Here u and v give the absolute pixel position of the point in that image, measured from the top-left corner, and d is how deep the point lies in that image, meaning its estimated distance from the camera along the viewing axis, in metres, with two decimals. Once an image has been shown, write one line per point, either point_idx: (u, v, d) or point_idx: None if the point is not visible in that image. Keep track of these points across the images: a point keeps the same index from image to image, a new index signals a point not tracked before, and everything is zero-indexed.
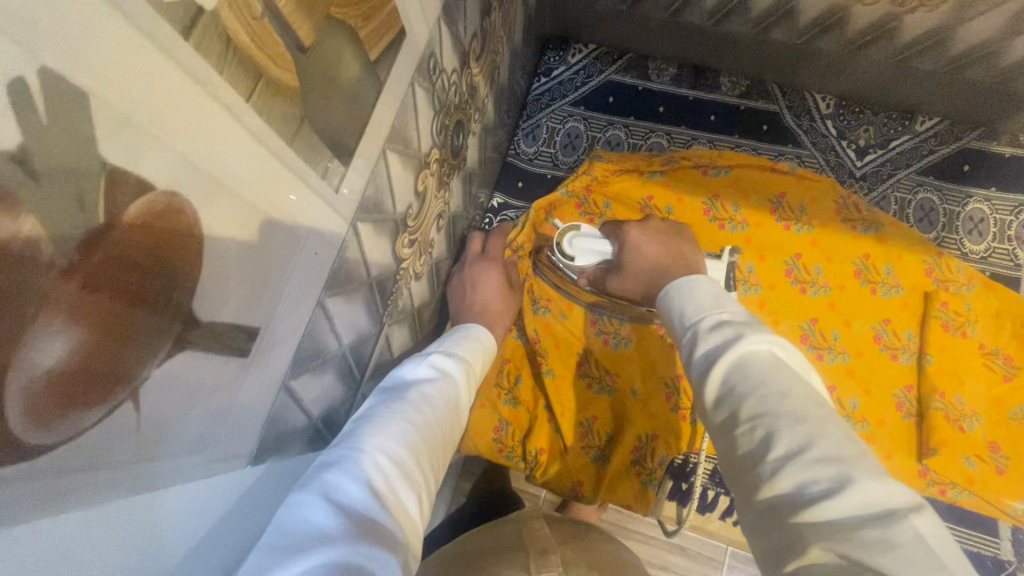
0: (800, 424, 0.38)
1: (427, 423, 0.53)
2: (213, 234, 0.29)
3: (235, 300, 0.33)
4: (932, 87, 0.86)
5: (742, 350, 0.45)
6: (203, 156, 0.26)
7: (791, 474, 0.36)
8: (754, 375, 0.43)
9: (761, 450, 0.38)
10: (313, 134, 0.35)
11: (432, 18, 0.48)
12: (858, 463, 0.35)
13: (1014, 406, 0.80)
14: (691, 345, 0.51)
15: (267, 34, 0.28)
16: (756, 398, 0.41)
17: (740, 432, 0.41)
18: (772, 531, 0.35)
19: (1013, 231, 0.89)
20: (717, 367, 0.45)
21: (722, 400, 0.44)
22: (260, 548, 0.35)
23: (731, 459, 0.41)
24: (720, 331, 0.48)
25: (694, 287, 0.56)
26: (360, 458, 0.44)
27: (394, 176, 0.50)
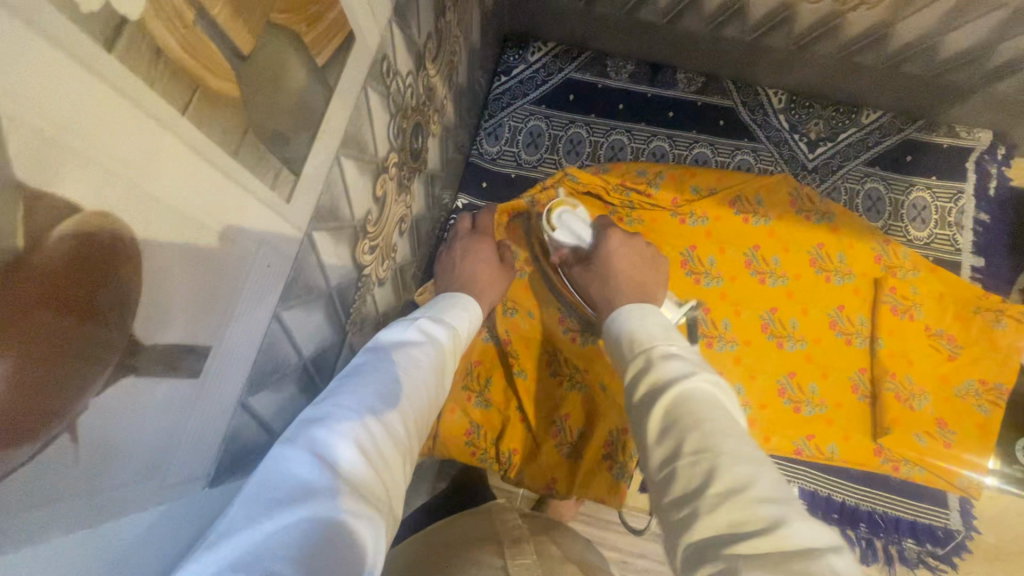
0: (738, 465, 0.42)
1: (412, 385, 0.52)
2: (152, 250, 0.27)
3: (182, 319, 0.31)
4: (875, 81, 0.90)
5: (688, 386, 0.50)
6: (135, 172, 0.25)
7: (727, 512, 0.39)
8: (694, 410, 0.48)
9: (701, 486, 0.42)
10: (260, 144, 0.34)
11: (384, 20, 0.48)
12: (787, 508, 0.39)
13: (958, 384, 0.85)
14: (640, 371, 0.56)
15: (202, 44, 0.27)
16: (699, 432, 0.45)
17: (682, 464, 0.44)
18: (704, 563, 0.37)
19: (952, 217, 0.94)
20: (663, 401, 0.50)
21: (666, 432, 0.48)
22: (243, 501, 0.35)
23: (667, 494, 0.44)
24: (669, 363, 0.54)
25: (642, 320, 0.62)
26: (348, 415, 0.43)
27: (351, 182, 0.49)
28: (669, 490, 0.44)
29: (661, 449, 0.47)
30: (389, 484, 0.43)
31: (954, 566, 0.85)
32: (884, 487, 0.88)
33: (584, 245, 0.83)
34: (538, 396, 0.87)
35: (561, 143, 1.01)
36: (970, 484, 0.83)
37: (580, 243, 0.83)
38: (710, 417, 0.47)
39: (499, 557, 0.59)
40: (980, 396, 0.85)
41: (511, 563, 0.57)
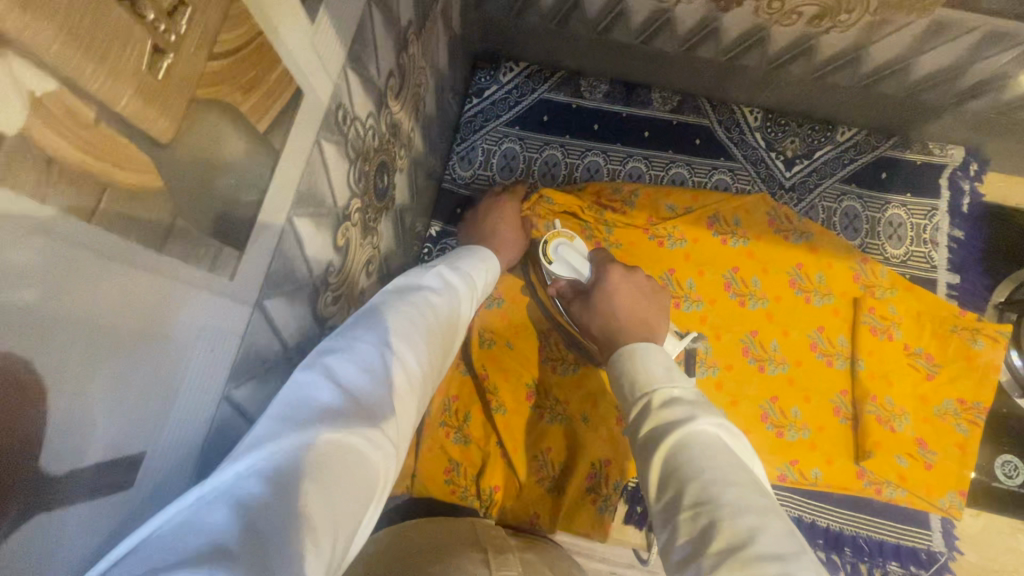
0: (740, 517, 0.40)
1: (435, 327, 0.51)
2: (60, 372, 0.24)
3: (107, 434, 0.28)
4: (849, 101, 0.89)
5: (689, 432, 0.47)
6: (25, 299, 0.22)
7: (729, 572, 0.37)
8: (693, 460, 0.44)
9: (703, 544, 0.40)
10: (192, 229, 0.31)
11: (336, 68, 0.44)
12: (795, 564, 0.37)
13: (938, 403, 0.85)
14: (640, 414, 0.52)
15: (110, 141, 0.24)
16: (698, 485, 0.43)
17: (682, 519, 0.42)
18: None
19: (928, 234, 0.94)
20: (664, 448, 0.47)
21: (666, 483, 0.45)
22: (263, 420, 0.35)
23: (672, 551, 0.42)
24: (668, 406, 0.50)
25: (642, 354, 0.57)
26: (364, 345, 0.42)
27: (307, 240, 0.46)
28: (673, 542, 0.43)
29: (663, 500, 0.45)
30: (407, 419, 0.42)
31: None
32: (870, 510, 0.87)
33: (582, 278, 0.80)
34: (518, 430, 0.85)
35: (536, 166, 0.99)
36: (950, 506, 0.83)
37: (579, 277, 0.80)
38: (713, 464, 0.44)
39: (485, 566, 0.55)
40: (959, 415, 0.85)
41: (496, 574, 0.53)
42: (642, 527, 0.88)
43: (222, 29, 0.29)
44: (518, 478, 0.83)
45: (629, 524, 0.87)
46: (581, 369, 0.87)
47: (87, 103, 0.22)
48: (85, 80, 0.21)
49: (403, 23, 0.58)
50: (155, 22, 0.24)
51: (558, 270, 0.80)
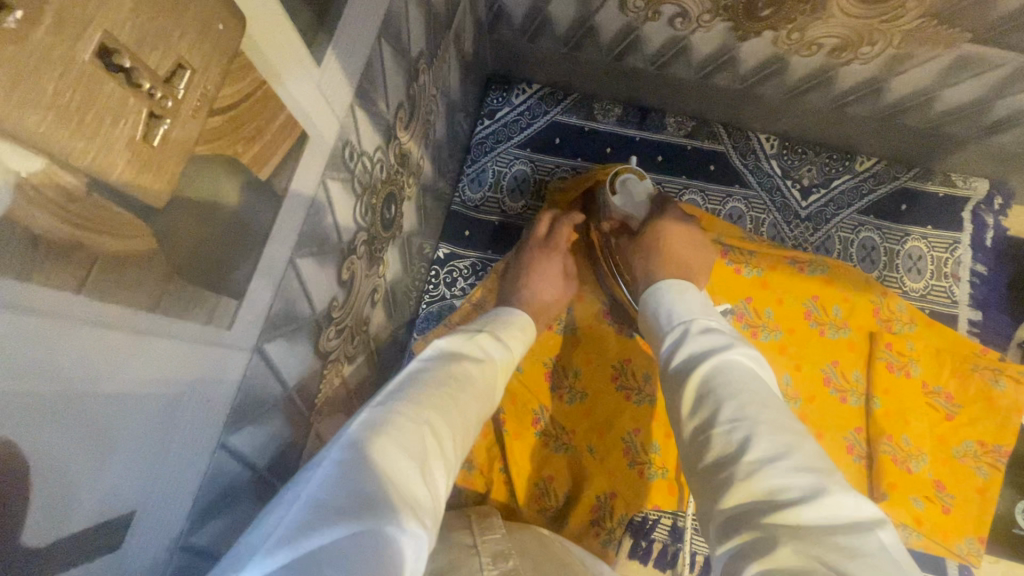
0: (776, 434, 0.41)
1: (468, 402, 0.48)
2: (41, 447, 0.23)
3: (93, 502, 0.27)
4: (870, 132, 0.87)
5: (727, 357, 0.49)
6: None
7: (765, 479, 0.38)
8: (729, 379, 0.46)
9: (737, 454, 0.41)
10: (187, 284, 0.30)
11: (344, 106, 0.44)
12: (828, 478, 0.38)
13: (957, 444, 0.82)
14: (676, 342, 0.55)
15: (99, 211, 0.23)
16: (735, 401, 0.44)
17: (717, 432, 0.43)
18: (740, 529, 0.37)
19: (949, 268, 0.91)
20: (701, 369, 0.49)
21: (702, 399, 0.47)
22: (296, 512, 0.32)
23: (701, 460, 0.44)
24: (705, 333, 0.53)
25: (680, 293, 0.60)
26: (399, 423, 0.40)
27: (310, 279, 0.46)
28: (704, 457, 0.43)
29: (697, 415, 0.46)
30: (444, 501, 0.39)
31: None
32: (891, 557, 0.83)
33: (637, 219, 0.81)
34: (522, 456, 0.80)
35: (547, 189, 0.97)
36: (968, 552, 0.80)
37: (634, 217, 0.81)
38: (745, 387, 0.45)
39: (470, 533, 0.53)
40: (979, 458, 0.81)
41: (480, 540, 0.52)
42: (645, 562, 0.84)
43: (223, 88, 0.28)
44: (519, 506, 0.78)
45: (633, 557, 0.84)
46: (590, 396, 0.85)
47: (73, 176, 0.21)
48: (74, 155, 0.21)
49: (414, 55, 0.58)
50: (150, 90, 0.23)
51: (617, 203, 0.81)
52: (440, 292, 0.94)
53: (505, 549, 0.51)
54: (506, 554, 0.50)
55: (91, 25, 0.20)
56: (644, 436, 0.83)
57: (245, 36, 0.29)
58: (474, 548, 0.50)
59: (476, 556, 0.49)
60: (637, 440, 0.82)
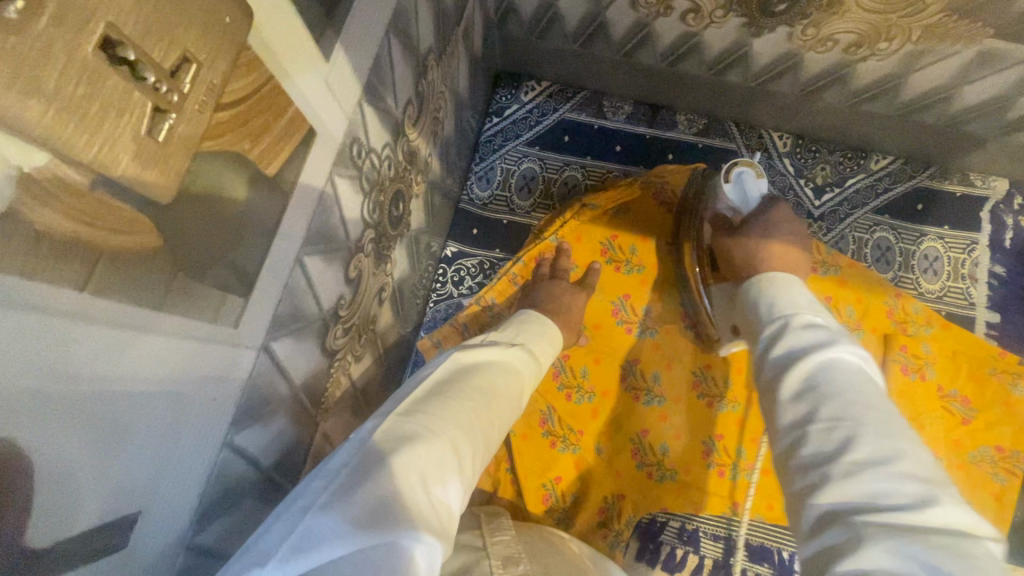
0: (885, 439, 0.38)
1: (492, 409, 0.47)
2: (46, 444, 0.23)
3: (99, 500, 0.27)
4: (886, 129, 0.86)
5: (833, 356, 0.46)
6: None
7: (866, 481, 0.36)
8: (839, 379, 0.44)
9: (840, 451, 0.39)
10: (195, 283, 0.30)
11: (352, 103, 0.43)
12: (939, 488, 0.36)
13: (973, 450, 0.80)
14: (776, 335, 0.51)
15: (105, 207, 0.22)
16: (839, 401, 0.42)
17: (815, 429, 0.41)
18: (834, 525, 0.35)
19: (966, 269, 0.89)
20: (808, 361, 0.46)
21: (805, 395, 0.44)
22: (309, 520, 0.33)
23: (793, 459, 0.41)
24: (812, 329, 0.49)
25: (784, 286, 0.56)
26: (415, 429, 0.39)
27: (317, 277, 0.45)
28: (796, 455, 0.41)
29: (794, 410, 0.44)
30: (463, 511, 0.39)
31: None
32: None
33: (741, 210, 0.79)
34: (531, 457, 0.80)
35: (555, 188, 0.96)
36: None
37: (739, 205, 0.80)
38: (855, 388, 0.43)
39: (478, 534, 0.53)
40: (996, 464, 0.79)
41: (489, 542, 0.51)
42: (652, 564, 0.83)
43: (230, 80, 0.28)
44: (527, 505, 0.77)
45: (640, 559, 0.83)
46: (599, 397, 0.84)
47: (78, 172, 0.21)
48: (78, 149, 0.20)
49: (422, 51, 0.57)
50: (156, 85, 0.22)
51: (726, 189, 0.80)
52: (448, 291, 0.94)
53: (512, 551, 0.50)
54: (514, 557, 0.49)
55: (95, 18, 0.20)
56: (653, 438, 0.82)
57: (255, 31, 0.29)
58: (482, 552, 0.50)
59: (484, 559, 0.48)
60: (646, 441, 0.82)
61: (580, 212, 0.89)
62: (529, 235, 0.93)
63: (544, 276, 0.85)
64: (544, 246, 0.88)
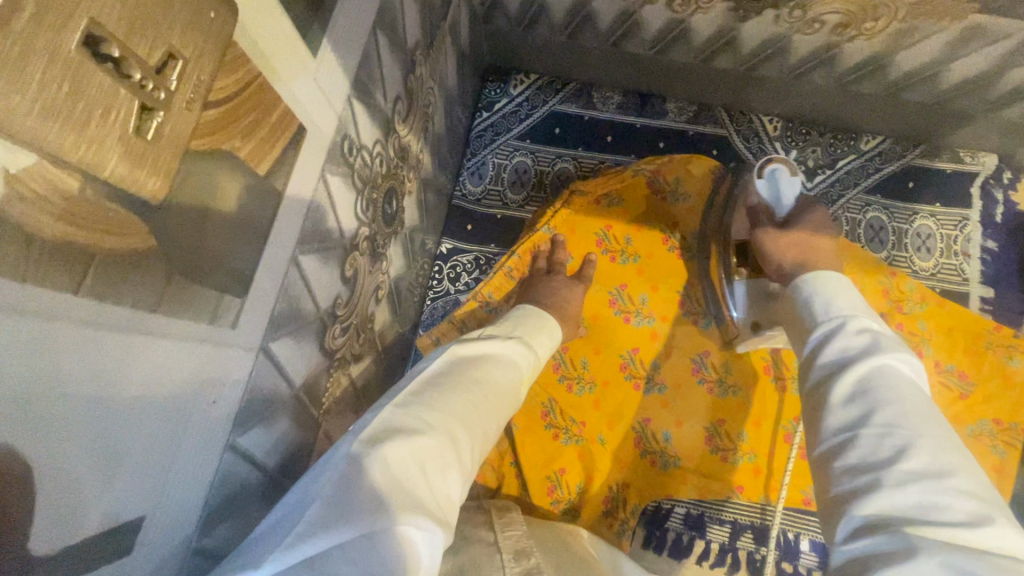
0: (941, 453, 0.38)
1: (486, 401, 0.47)
2: (46, 451, 0.23)
3: (103, 506, 0.27)
4: (875, 110, 0.86)
5: (890, 362, 0.45)
6: None
7: (919, 492, 0.36)
8: (895, 386, 0.43)
9: (894, 459, 0.38)
10: (190, 283, 0.29)
11: (341, 100, 0.43)
12: (993, 507, 0.35)
13: (972, 424, 0.80)
14: (826, 334, 0.50)
15: (98, 209, 0.22)
16: (897, 408, 0.41)
17: (867, 433, 0.40)
18: (883, 531, 0.35)
19: (959, 246, 0.89)
20: (861, 367, 0.45)
21: (858, 396, 0.43)
22: (312, 504, 0.33)
23: (837, 464, 0.41)
24: (866, 334, 0.48)
25: (832, 284, 0.54)
26: (414, 416, 0.39)
27: (314, 277, 0.45)
28: (841, 462, 0.41)
29: (844, 412, 0.43)
30: (462, 497, 0.40)
31: None
32: None
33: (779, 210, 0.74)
34: (534, 449, 0.80)
35: (548, 181, 0.96)
36: None
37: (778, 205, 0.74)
38: (912, 397, 0.42)
39: (491, 529, 0.53)
40: (995, 437, 0.80)
41: (502, 537, 0.51)
42: (659, 551, 0.83)
43: (217, 79, 0.27)
44: (533, 499, 0.77)
45: (647, 547, 0.83)
46: (599, 388, 0.84)
47: (65, 172, 0.21)
48: (67, 149, 0.20)
49: (410, 46, 0.57)
50: (141, 81, 0.22)
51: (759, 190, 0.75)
52: (445, 288, 0.94)
53: (524, 546, 0.50)
54: (525, 551, 0.49)
55: (77, 15, 0.19)
56: (654, 425, 0.82)
57: (241, 28, 0.29)
58: (495, 546, 0.50)
59: (496, 554, 0.48)
60: (648, 429, 0.82)
61: (572, 203, 0.89)
62: (522, 229, 0.93)
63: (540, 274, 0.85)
64: (539, 238, 0.87)
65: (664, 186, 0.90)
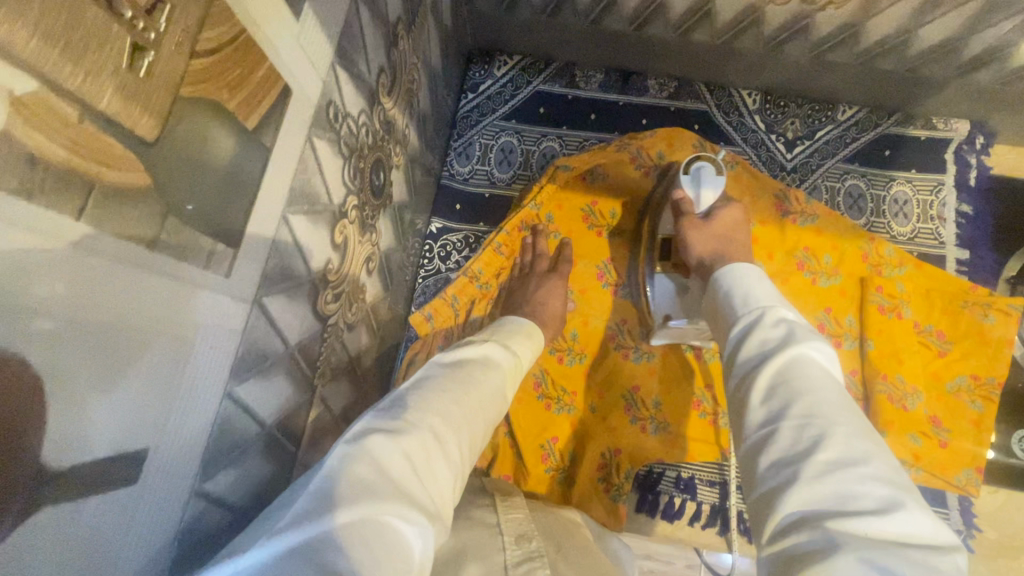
0: (854, 439, 0.39)
1: (472, 404, 0.48)
2: (52, 365, 0.24)
3: (108, 431, 0.28)
4: (850, 79, 0.88)
5: (802, 351, 0.45)
6: None
7: (837, 482, 0.36)
8: (807, 376, 0.43)
9: (811, 450, 0.38)
10: (184, 226, 0.31)
11: (325, 65, 0.45)
12: (905, 490, 0.36)
13: (950, 380, 0.83)
14: (747, 327, 0.51)
15: (95, 140, 0.24)
16: (812, 398, 0.41)
17: (787, 426, 0.41)
18: (806, 530, 0.35)
19: (935, 210, 0.92)
20: (772, 364, 0.45)
21: (775, 392, 0.43)
22: (306, 495, 0.34)
23: (759, 462, 0.41)
24: (781, 325, 0.48)
25: (750, 276, 0.55)
26: (405, 421, 0.41)
27: (304, 239, 0.47)
28: (761, 458, 0.41)
29: (765, 409, 0.43)
30: (448, 500, 0.41)
31: None
32: None
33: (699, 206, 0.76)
34: (527, 420, 0.83)
35: (535, 159, 0.98)
36: (966, 482, 0.80)
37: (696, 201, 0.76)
38: (823, 385, 0.42)
39: (493, 513, 0.52)
40: (974, 392, 0.82)
41: (504, 520, 0.51)
42: (653, 515, 0.84)
43: (204, 29, 0.29)
44: (526, 468, 0.81)
45: (640, 510, 0.84)
46: (588, 360, 0.86)
47: (66, 99, 0.22)
48: (63, 75, 0.22)
49: (392, 20, 0.58)
50: (132, 20, 0.24)
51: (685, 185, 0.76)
52: (435, 266, 0.95)
53: (526, 530, 0.50)
54: (528, 535, 0.49)
55: None
56: (643, 394, 0.84)
57: None
58: (496, 529, 0.49)
59: (499, 536, 0.48)
60: (637, 397, 0.84)
61: (556, 179, 0.90)
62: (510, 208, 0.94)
63: (529, 253, 0.89)
64: (525, 215, 0.89)
65: (646, 161, 0.90)
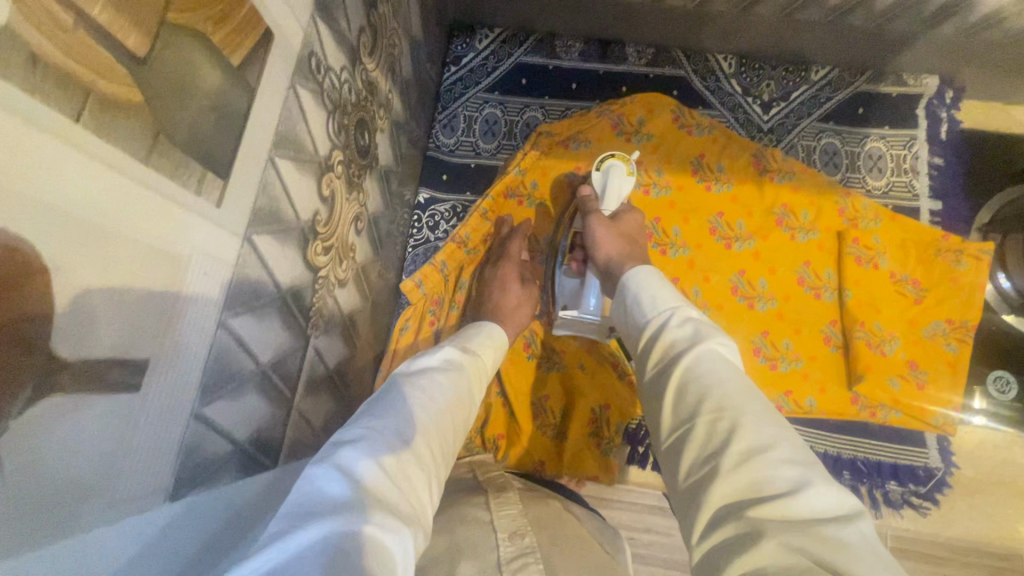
0: (762, 425, 0.42)
1: (439, 407, 0.50)
2: (64, 257, 0.27)
3: (114, 333, 0.31)
4: (821, 39, 0.90)
5: (706, 348, 0.49)
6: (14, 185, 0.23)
7: (752, 470, 0.39)
8: (713, 372, 0.47)
9: (725, 444, 0.41)
10: (175, 147, 0.33)
11: (305, 15, 0.47)
12: (812, 469, 0.39)
13: (926, 326, 0.86)
14: (655, 329, 0.55)
15: (89, 48, 0.26)
16: (719, 393, 0.45)
17: (703, 421, 0.44)
18: (728, 522, 0.37)
19: (907, 164, 0.95)
20: (678, 365, 0.49)
21: (685, 392, 0.47)
22: (280, 517, 0.34)
23: (683, 462, 0.44)
24: (687, 324, 0.53)
25: (650, 280, 0.60)
26: (372, 436, 0.42)
27: (292, 184, 0.49)
28: (684, 459, 0.44)
29: (683, 406, 0.47)
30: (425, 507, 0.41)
31: (936, 502, 0.84)
32: (866, 434, 0.87)
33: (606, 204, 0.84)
34: (518, 380, 0.86)
35: (519, 129, 1.00)
36: (944, 422, 0.83)
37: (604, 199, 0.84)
38: (726, 380, 0.46)
39: (485, 509, 0.51)
40: (948, 335, 0.85)
41: (497, 516, 0.50)
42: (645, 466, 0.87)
43: None
44: (519, 426, 0.84)
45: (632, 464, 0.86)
46: None
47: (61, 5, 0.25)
48: None
49: None
50: None
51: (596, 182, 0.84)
52: (425, 236, 0.98)
53: (519, 524, 0.49)
54: (522, 530, 0.48)
55: None
56: None
57: None
58: (491, 526, 0.48)
59: (492, 533, 0.47)
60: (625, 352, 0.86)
61: (540, 145, 0.93)
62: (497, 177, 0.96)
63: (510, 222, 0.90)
64: (510, 181, 0.91)
65: (626, 129, 0.94)
